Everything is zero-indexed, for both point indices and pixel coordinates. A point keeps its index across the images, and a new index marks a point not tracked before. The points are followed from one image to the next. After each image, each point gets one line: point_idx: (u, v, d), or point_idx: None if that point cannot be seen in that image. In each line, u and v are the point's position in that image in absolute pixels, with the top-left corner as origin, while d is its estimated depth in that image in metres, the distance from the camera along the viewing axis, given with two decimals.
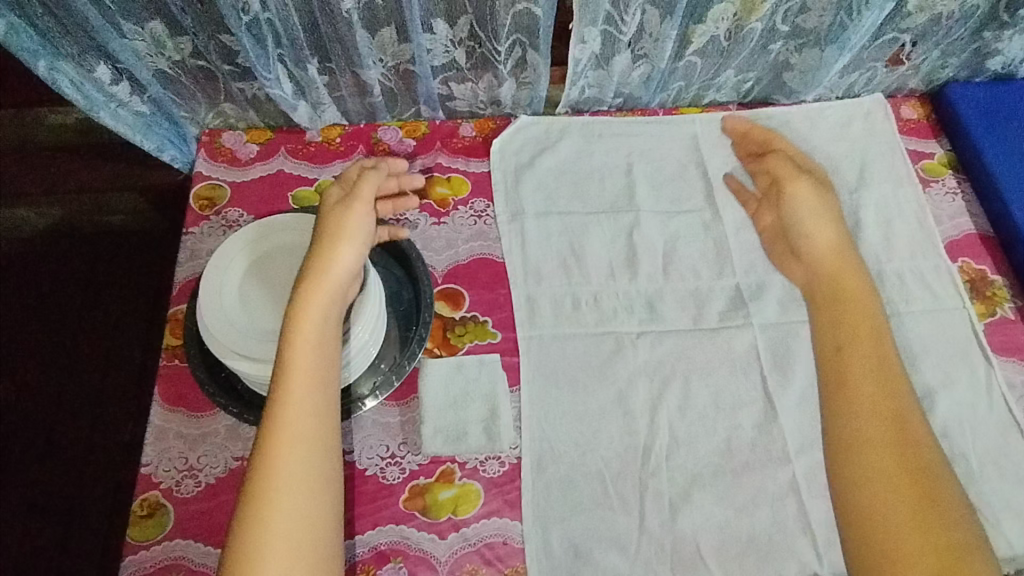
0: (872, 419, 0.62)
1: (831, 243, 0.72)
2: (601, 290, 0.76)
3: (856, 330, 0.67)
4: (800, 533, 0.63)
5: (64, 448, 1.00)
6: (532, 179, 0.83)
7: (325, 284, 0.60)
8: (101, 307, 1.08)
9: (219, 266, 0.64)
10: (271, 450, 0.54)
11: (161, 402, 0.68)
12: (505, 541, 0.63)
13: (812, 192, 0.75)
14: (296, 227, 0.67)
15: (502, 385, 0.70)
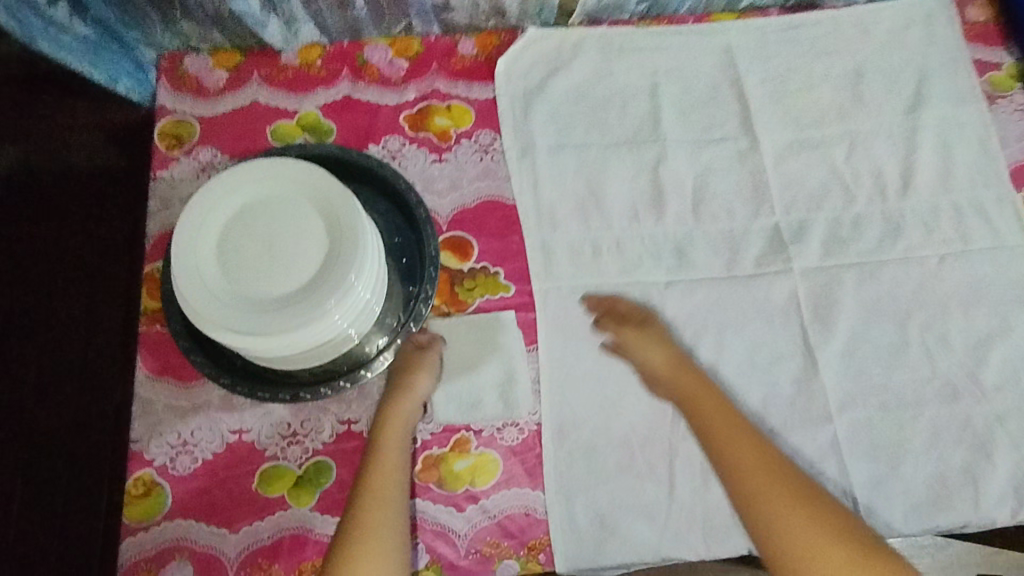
0: (806, 538, 0.54)
1: (674, 366, 0.62)
2: (623, 235, 0.68)
3: (733, 444, 0.58)
4: (840, 497, 0.60)
5: (47, 424, 0.81)
6: (544, 108, 0.73)
7: (408, 403, 0.59)
8: (29, 263, 0.85)
9: (191, 230, 0.55)
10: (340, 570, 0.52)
11: (145, 371, 0.62)
12: (527, 512, 0.59)
13: (649, 324, 0.63)
14: (271, 174, 0.57)
15: (515, 346, 0.64)
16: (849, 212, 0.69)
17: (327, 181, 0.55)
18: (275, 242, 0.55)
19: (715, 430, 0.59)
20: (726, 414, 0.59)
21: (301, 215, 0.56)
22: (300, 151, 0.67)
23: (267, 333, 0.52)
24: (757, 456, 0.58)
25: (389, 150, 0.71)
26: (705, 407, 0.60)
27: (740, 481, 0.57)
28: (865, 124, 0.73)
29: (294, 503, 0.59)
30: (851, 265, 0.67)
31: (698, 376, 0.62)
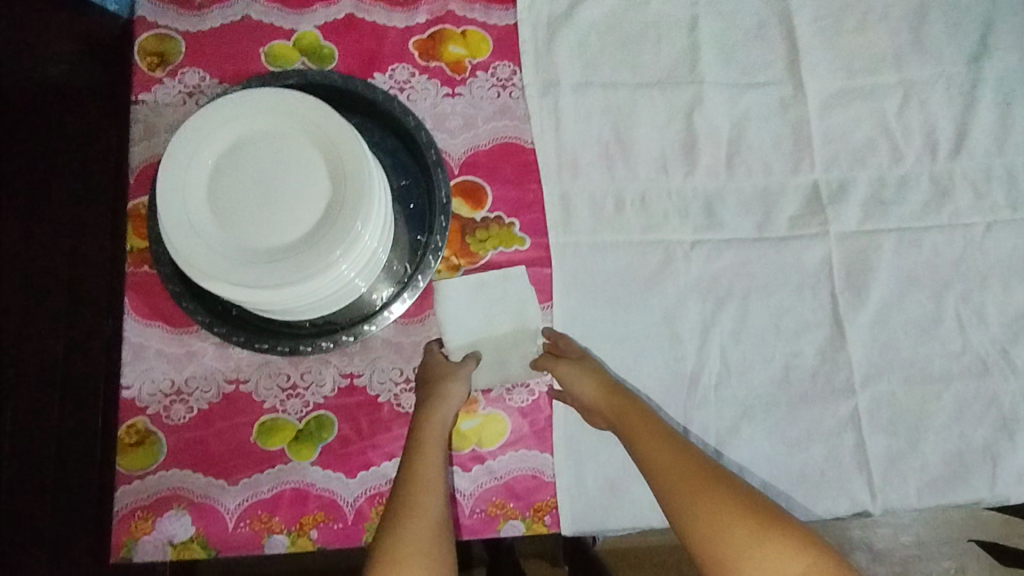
0: (731, 541, 0.46)
1: (608, 394, 0.55)
2: (649, 187, 0.63)
3: (653, 447, 0.52)
4: (854, 469, 0.59)
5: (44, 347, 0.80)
6: (570, 39, 0.65)
7: (445, 405, 0.54)
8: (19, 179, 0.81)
9: (178, 166, 0.49)
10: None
11: (134, 315, 0.58)
12: (535, 474, 0.57)
13: (584, 358, 0.57)
14: (266, 106, 0.50)
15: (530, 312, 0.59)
16: (894, 172, 0.64)
17: (328, 119, 0.49)
18: (275, 186, 0.50)
19: (639, 439, 0.53)
20: (650, 426, 0.53)
21: (301, 156, 0.50)
22: (298, 78, 0.60)
23: (265, 286, 0.48)
24: (683, 460, 0.51)
25: (396, 81, 0.64)
26: (637, 420, 0.54)
27: (661, 487, 0.50)
28: (923, 73, 0.66)
29: (295, 456, 0.57)
30: (890, 230, 0.63)
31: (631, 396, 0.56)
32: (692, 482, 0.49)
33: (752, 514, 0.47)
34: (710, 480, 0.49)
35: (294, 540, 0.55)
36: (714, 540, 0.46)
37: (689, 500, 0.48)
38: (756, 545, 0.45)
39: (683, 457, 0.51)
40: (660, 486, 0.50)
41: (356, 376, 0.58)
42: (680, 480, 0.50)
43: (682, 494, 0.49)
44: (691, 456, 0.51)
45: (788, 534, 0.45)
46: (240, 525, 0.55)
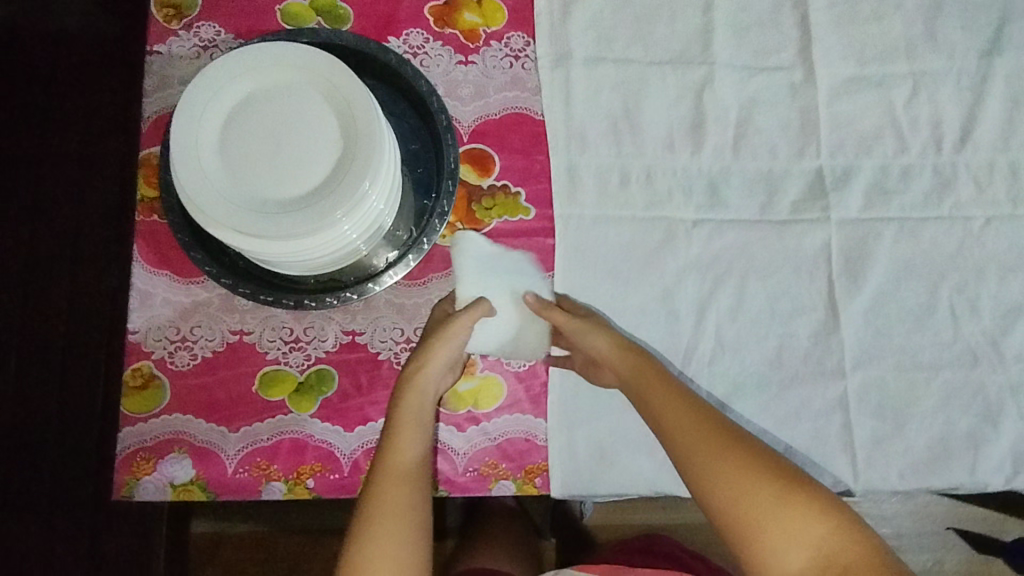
0: (756, 502, 0.48)
1: (621, 352, 0.56)
2: (655, 164, 0.63)
3: (670, 409, 0.53)
4: (840, 450, 0.60)
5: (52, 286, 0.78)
6: (585, 13, 0.66)
7: (434, 366, 0.55)
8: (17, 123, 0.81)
9: (194, 114, 0.50)
10: (368, 529, 0.49)
11: (142, 263, 0.59)
12: (528, 438, 0.59)
13: (599, 319, 0.59)
14: (285, 59, 0.51)
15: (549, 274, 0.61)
16: (899, 162, 0.64)
17: (345, 77, 0.50)
18: (288, 141, 0.51)
19: (659, 401, 0.54)
20: (669, 389, 0.54)
21: (316, 112, 0.51)
22: (314, 37, 0.61)
23: (274, 237, 0.49)
24: (701, 423, 0.52)
25: (409, 45, 0.64)
26: (653, 381, 0.55)
27: (678, 448, 0.52)
28: (933, 65, 0.66)
29: (295, 407, 0.58)
30: (890, 219, 0.63)
31: (647, 358, 0.56)
32: (711, 446, 0.50)
33: (774, 478, 0.49)
34: (731, 443, 0.51)
35: (291, 488, 0.57)
36: (739, 501, 0.48)
37: (712, 463, 0.50)
38: (783, 506, 0.47)
39: (704, 421, 0.52)
40: (676, 447, 0.52)
41: (358, 334, 0.60)
42: (700, 443, 0.51)
43: (701, 457, 0.50)
44: (713, 420, 0.52)
45: (810, 497, 0.48)
46: (239, 471, 0.57)
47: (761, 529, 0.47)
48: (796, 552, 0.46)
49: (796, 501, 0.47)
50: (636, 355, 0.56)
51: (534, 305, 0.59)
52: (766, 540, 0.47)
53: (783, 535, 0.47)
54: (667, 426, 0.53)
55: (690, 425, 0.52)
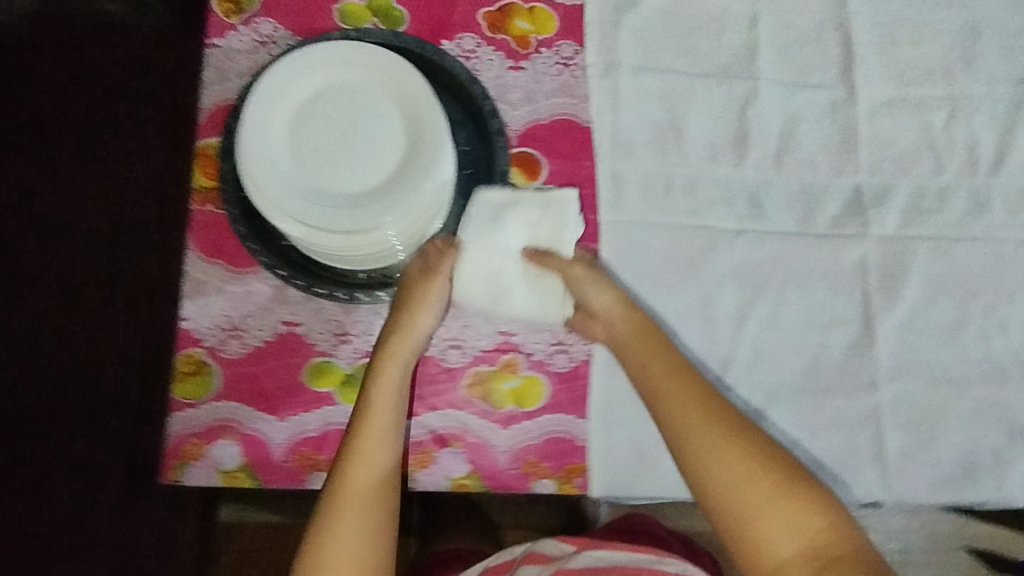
0: (755, 494, 0.52)
1: (620, 309, 0.58)
2: (699, 175, 0.65)
3: (683, 400, 0.55)
4: (871, 461, 0.62)
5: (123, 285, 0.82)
6: (635, 23, 0.67)
7: (407, 341, 0.57)
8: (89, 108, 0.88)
9: (268, 100, 0.51)
10: (344, 499, 0.53)
11: (197, 251, 0.61)
12: (569, 438, 0.60)
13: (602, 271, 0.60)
14: (364, 62, 0.52)
15: (569, 228, 0.60)
16: (935, 183, 0.66)
17: (419, 89, 0.52)
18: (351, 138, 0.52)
19: (671, 389, 0.56)
20: (675, 369, 0.56)
21: (384, 115, 0.52)
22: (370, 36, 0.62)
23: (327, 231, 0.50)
24: (707, 414, 0.55)
25: (462, 49, 0.65)
26: (658, 361, 0.57)
27: (681, 433, 0.55)
28: (969, 89, 0.68)
29: (342, 399, 0.59)
30: (926, 237, 0.65)
31: (656, 338, 0.58)
32: (722, 437, 0.54)
33: (776, 471, 0.52)
34: (738, 437, 0.54)
35: None
36: (739, 491, 0.52)
37: (714, 453, 0.53)
38: (779, 499, 0.51)
39: (709, 412, 0.55)
40: (679, 436, 0.55)
41: None
42: (704, 435, 0.54)
43: (707, 444, 0.54)
44: (718, 410, 0.55)
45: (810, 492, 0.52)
46: (287, 460, 0.58)
47: (755, 517, 0.51)
48: (785, 538, 0.50)
49: (793, 494, 0.51)
50: (648, 331, 0.58)
51: (531, 253, 0.59)
52: (765, 527, 0.51)
53: (773, 521, 0.51)
54: (671, 408, 0.55)
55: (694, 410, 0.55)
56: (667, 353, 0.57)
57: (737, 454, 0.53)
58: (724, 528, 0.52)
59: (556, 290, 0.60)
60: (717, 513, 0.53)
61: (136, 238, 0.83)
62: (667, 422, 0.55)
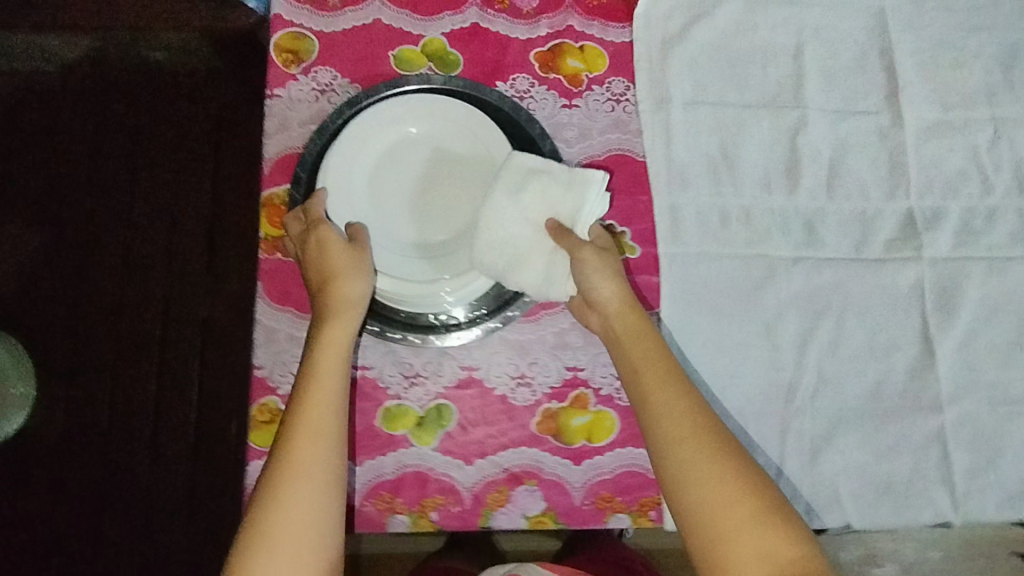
0: (731, 516, 0.47)
1: (622, 303, 0.56)
2: (753, 204, 0.66)
3: (672, 408, 0.51)
4: (939, 482, 0.62)
5: (198, 321, 0.85)
6: (683, 58, 0.68)
7: (343, 327, 0.53)
8: (140, 146, 0.88)
9: (356, 150, 0.58)
10: (275, 501, 0.47)
11: (267, 299, 0.61)
12: (641, 471, 0.61)
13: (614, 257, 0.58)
14: (448, 120, 0.59)
15: (588, 205, 0.57)
16: (984, 204, 0.67)
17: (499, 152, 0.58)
18: (436, 187, 0.59)
19: (658, 394, 0.52)
20: (659, 362, 0.53)
21: (461, 173, 0.59)
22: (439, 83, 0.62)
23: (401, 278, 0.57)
24: (689, 417, 0.51)
25: (517, 89, 0.67)
26: (643, 354, 0.54)
27: (663, 437, 0.51)
28: (1012, 110, 0.69)
29: (416, 441, 0.60)
30: (979, 258, 0.66)
31: (653, 339, 0.55)
32: (700, 443, 0.50)
33: (756, 498, 0.48)
34: (721, 451, 0.50)
35: (415, 520, 0.59)
36: (701, 498, 0.48)
37: (696, 464, 0.49)
38: (743, 513, 0.47)
39: (699, 423, 0.51)
40: (662, 442, 0.51)
41: (475, 370, 0.62)
42: (686, 446, 0.50)
43: (684, 451, 0.50)
44: (709, 423, 0.51)
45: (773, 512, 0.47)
46: (365, 504, 0.59)
47: (730, 540, 0.46)
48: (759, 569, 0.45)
49: (773, 524, 0.47)
50: (639, 329, 0.55)
51: (552, 228, 0.56)
52: (733, 545, 0.46)
53: (748, 547, 0.46)
54: (655, 405, 0.52)
55: (677, 412, 0.51)
56: (657, 350, 0.54)
57: (712, 462, 0.49)
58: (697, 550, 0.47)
59: (564, 270, 0.57)
60: (691, 533, 0.48)
61: (199, 276, 0.86)
62: (650, 427, 0.52)
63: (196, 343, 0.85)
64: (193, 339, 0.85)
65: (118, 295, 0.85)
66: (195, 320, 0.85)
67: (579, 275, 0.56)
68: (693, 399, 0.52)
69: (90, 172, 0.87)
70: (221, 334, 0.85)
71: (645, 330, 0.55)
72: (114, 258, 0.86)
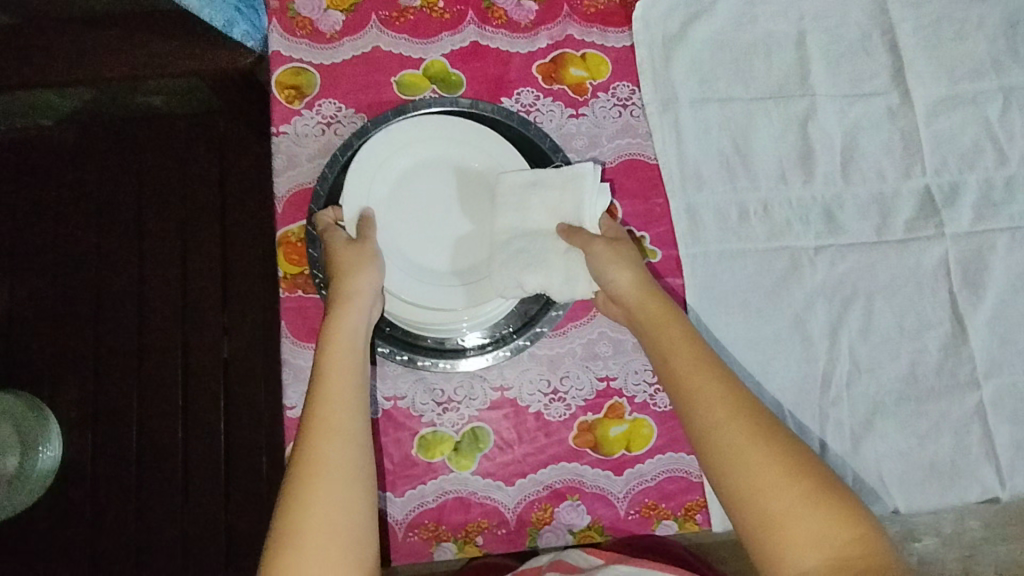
0: (777, 500, 0.45)
1: (640, 291, 0.55)
2: (770, 197, 0.66)
3: (711, 393, 0.50)
4: (984, 459, 0.62)
5: (218, 360, 0.85)
6: (685, 57, 0.68)
7: (352, 317, 0.53)
8: (144, 192, 0.88)
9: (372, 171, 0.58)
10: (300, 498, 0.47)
11: (293, 337, 0.61)
12: (684, 476, 0.61)
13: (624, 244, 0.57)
14: (465, 145, 0.60)
15: (589, 200, 0.57)
16: (1001, 174, 0.67)
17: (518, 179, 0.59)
18: (467, 206, 0.60)
19: (697, 380, 0.50)
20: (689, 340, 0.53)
21: (475, 199, 0.60)
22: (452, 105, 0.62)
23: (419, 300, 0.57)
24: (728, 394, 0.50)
25: (522, 104, 0.67)
26: (672, 334, 0.53)
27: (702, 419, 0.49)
28: (1020, 78, 0.69)
29: (455, 466, 0.60)
30: (1002, 230, 0.66)
31: (679, 324, 0.53)
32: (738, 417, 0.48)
33: (808, 483, 0.46)
34: (768, 436, 0.47)
35: (461, 546, 0.59)
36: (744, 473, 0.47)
37: (740, 450, 0.47)
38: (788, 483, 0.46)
39: (743, 408, 0.49)
40: (703, 428, 0.49)
41: (507, 389, 0.61)
42: (730, 430, 0.48)
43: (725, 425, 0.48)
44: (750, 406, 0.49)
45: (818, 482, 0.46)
46: (409, 535, 0.58)
47: (782, 530, 0.45)
48: (817, 555, 0.44)
49: (828, 509, 0.45)
50: (668, 313, 0.54)
51: (562, 231, 0.56)
52: (782, 518, 0.45)
53: (797, 534, 0.44)
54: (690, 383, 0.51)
55: (714, 390, 0.50)
56: (684, 330, 0.53)
57: (751, 435, 0.48)
58: (747, 537, 0.46)
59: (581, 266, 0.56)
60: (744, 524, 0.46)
61: (216, 316, 0.86)
62: (689, 413, 0.50)
63: (219, 385, 0.84)
64: (216, 379, 0.85)
65: (137, 344, 0.85)
66: (216, 359, 0.85)
67: (593, 271, 0.55)
68: (726, 376, 0.51)
69: (98, 224, 0.87)
70: (240, 371, 0.85)
71: (672, 313, 0.54)
72: (128, 308, 0.86)
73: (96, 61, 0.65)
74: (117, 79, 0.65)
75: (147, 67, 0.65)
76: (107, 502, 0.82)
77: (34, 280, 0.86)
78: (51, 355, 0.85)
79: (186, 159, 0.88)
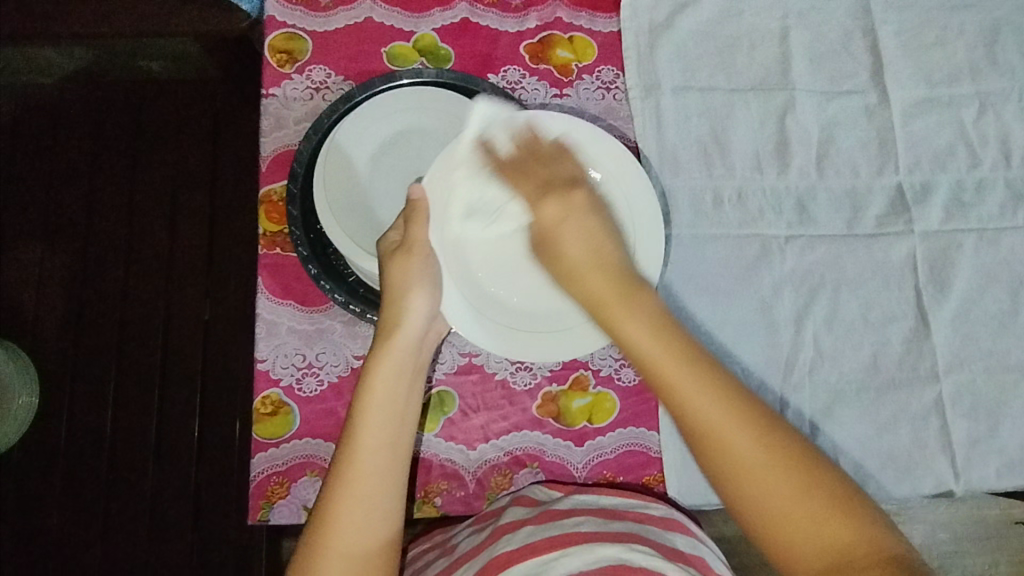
0: (778, 498, 0.42)
1: (621, 291, 0.49)
2: (744, 185, 0.67)
3: (712, 410, 0.44)
4: (938, 452, 0.63)
5: (200, 320, 0.86)
6: (670, 45, 0.69)
7: (394, 353, 0.51)
8: (138, 153, 0.89)
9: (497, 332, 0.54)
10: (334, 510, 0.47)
11: (268, 293, 0.62)
12: (643, 450, 0.62)
13: (550, 203, 0.52)
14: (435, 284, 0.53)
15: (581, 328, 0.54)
16: (973, 176, 0.68)
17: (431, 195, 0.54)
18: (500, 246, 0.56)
19: (692, 389, 0.45)
20: (655, 318, 0.47)
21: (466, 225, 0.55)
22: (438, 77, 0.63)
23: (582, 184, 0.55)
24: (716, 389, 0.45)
25: (508, 81, 0.68)
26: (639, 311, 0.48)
27: (696, 427, 0.44)
28: (996, 85, 0.70)
29: (419, 428, 0.60)
30: (970, 231, 0.67)
31: (653, 314, 0.48)
32: (720, 403, 0.44)
33: (795, 473, 0.43)
34: (758, 421, 0.44)
35: (419, 506, 0.60)
36: (740, 473, 0.43)
37: (735, 442, 0.43)
38: (776, 477, 0.42)
39: (757, 430, 0.44)
40: (695, 439, 0.44)
41: (476, 356, 0.62)
42: (740, 458, 0.43)
43: (712, 414, 0.44)
44: (729, 386, 0.45)
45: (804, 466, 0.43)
46: None
47: (785, 528, 0.42)
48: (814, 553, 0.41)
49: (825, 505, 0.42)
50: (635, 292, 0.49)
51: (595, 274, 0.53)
52: (781, 517, 0.42)
53: (811, 546, 0.41)
54: (673, 386, 0.45)
55: (693, 383, 0.45)
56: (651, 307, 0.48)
57: (742, 430, 0.44)
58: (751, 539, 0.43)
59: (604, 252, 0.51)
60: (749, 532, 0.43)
61: (200, 279, 0.87)
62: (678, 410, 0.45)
63: (197, 346, 0.85)
64: (195, 339, 0.86)
65: (120, 300, 0.86)
66: (195, 321, 0.86)
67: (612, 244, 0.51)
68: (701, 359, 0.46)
69: (89, 182, 0.88)
70: (220, 334, 0.86)
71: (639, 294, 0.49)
72: (113, 265, 0.87)
73: (98, 21, 0.66)
74: (119, 35, 0.67)
75: (144, 23, 0.66)
76: (80, 456, 0.83)
77: (23, 233, 0.87)
78: (37, 309, 0.86)
79: (179, 123, 0.89)
